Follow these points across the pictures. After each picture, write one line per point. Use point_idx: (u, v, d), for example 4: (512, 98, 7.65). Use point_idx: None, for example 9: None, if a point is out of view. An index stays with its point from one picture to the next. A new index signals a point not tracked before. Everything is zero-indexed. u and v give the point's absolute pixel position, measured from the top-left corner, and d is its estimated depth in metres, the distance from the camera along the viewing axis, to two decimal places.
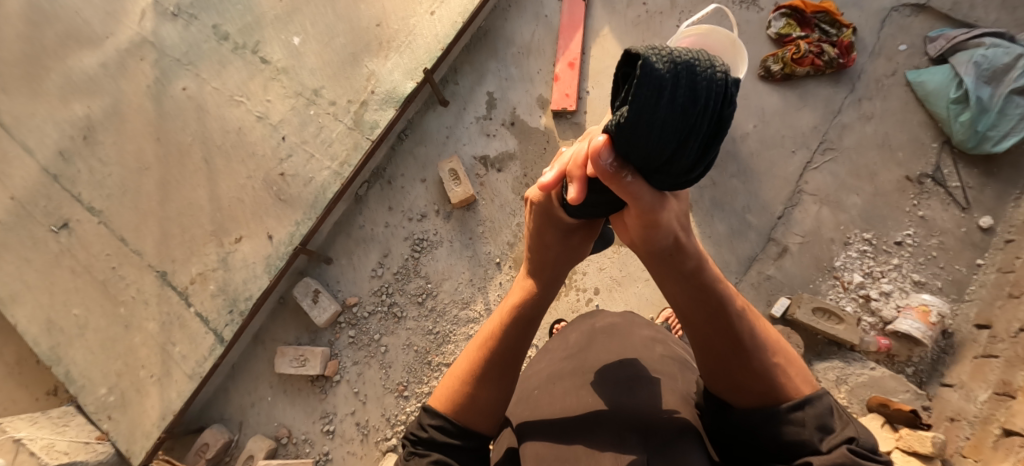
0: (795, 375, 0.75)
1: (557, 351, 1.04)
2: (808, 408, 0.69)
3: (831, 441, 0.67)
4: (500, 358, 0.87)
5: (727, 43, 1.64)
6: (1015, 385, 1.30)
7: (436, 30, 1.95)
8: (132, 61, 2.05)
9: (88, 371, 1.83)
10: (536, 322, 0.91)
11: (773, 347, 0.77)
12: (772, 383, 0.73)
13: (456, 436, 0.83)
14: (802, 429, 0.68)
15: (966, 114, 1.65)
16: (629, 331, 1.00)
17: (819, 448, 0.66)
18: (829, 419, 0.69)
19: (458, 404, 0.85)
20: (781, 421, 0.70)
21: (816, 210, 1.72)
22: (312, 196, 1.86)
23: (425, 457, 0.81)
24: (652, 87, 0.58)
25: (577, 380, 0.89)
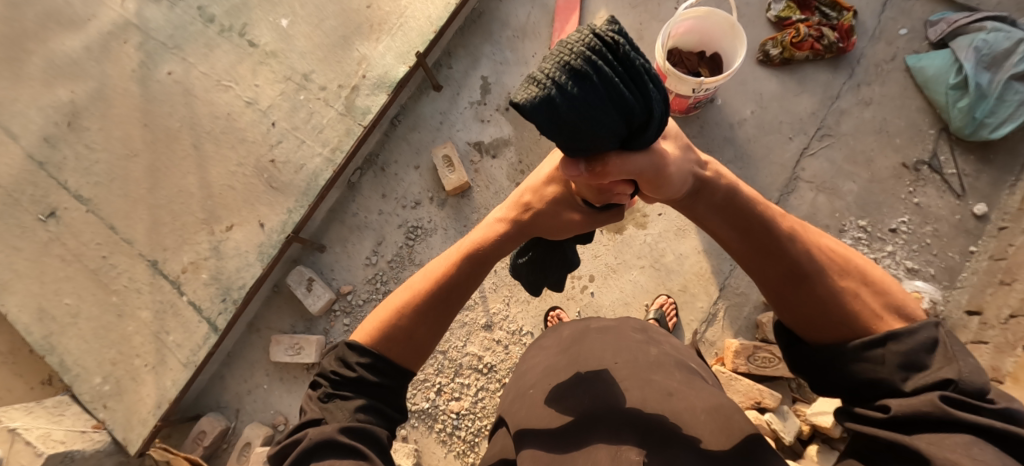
0: (874, 300, 0.75)
1: (550, 346, 1.06)
2: (892, 344, 0.69)
3: (920, 380, 0.66)
4: (441, 297, 0.92)
5: (726, 25, 1.61)
6: (1004, 371, 1.32)
7: (429, 12, 1.90)
8: (116, 43, 2.00)
9: (82, 360, 1.82)
10: (486, 264, 0.95)
11: (847, 274, 0.78)
12: (844, 313, 0.75)
13: (377, 374, 0.86)
14: (882, 367, 0.69)
15: (964, 100, 1.64)
16: (623, 333, 1.01)
17: (903, 388, 0.67)
18: (922, 355, 0.68)
19: (389, 339, 0.88)
20: (853, 359, 0.71)
21: (812, 197, 1.71)
22: (304, 183, 1.83)
23: (348, 401, 0.82)
24: (549, 106, 0.67)
25: (571, 377, 0.90)
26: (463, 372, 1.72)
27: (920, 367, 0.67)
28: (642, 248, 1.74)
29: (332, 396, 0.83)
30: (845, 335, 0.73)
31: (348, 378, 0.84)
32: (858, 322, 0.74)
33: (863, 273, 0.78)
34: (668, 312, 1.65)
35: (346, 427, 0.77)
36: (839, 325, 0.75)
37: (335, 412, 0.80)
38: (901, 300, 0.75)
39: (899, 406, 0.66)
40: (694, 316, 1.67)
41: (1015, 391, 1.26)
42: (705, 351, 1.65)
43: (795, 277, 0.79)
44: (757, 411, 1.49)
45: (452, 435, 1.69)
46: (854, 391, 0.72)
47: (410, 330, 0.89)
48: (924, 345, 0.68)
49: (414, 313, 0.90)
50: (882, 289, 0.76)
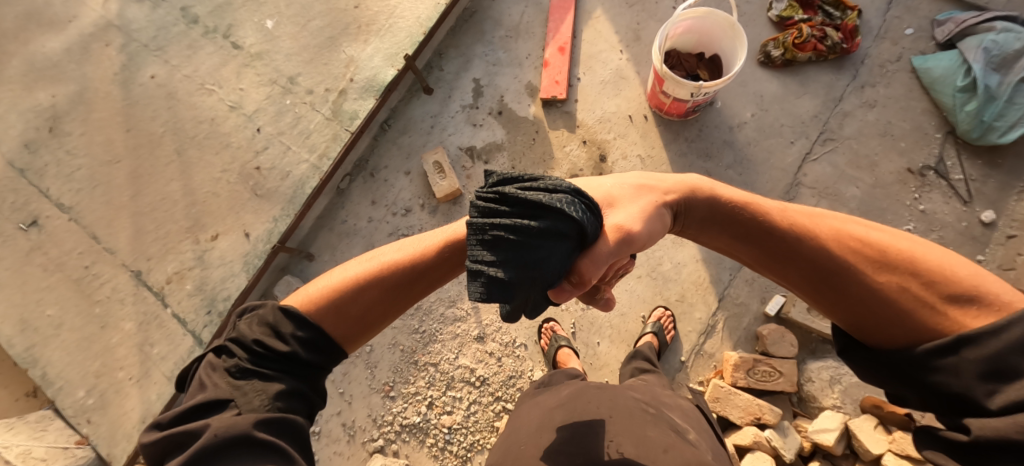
0: (924, 293, 0.68)
1: (548, 401, 1.10)
2: (967, 350, 0.63)
3: (1012, 394, 0.60)
4: (395, 289, 0.92)
5: (726, 25, 1.54)
6: None
7: (419, 12, 1.84)
8: (97, 45, 1.95)
9: (64, 373, 1.76)
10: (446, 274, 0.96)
11: (886, 265, 0.72)
12: (886, 309, 0.70)
13: (310, 350, 0.85)
14: (960, 378, 0.63)
15: (973, 103, 1.58)
16: (616, 391, 1.06)
17: (987, 405, 0.61)
18: (1013, 358, 0.61)
19: (339, 318, 0.88)
20: (925, 369, 0.66)
21: (815, 203, 1.65)
22: (290, 190, 1.78)
23: (268, 383, 0.80)
24: (500, 284, 0.76)
25: (564, 433, 0.94)
26: (455, 385, 1.67)
27: (1009, 376, 0.61)
28: (638, 257, 1.69)
29: (249, 372, 0.81)
30: (906, 339, 0.68)
31: (275, 353, 0.83)
32: (914, 320, 0.68)
33: (910, 261, 0.71)
34: (666, 325, 1.59)
35: (264, 422, 0.76)
36: (890, 325, 0.70)
37: (250, 395, 0.79)
38: (970, 286, 0.67)
39: (981, 432, 0.61)
40: (692, 328, 1.62)
41: None
42: (703, 364, 1.60)
43: (819, 281, 0.76)
44: (757, 428, 1.45)
45: (444, 450, 1.65)
46: (939, 402, 0.66)
47: (365, 315, 0.90)
48: (1014, 348, 0.61)
49: (369, 295, 0.90)
50: (938, 275, 0.68)
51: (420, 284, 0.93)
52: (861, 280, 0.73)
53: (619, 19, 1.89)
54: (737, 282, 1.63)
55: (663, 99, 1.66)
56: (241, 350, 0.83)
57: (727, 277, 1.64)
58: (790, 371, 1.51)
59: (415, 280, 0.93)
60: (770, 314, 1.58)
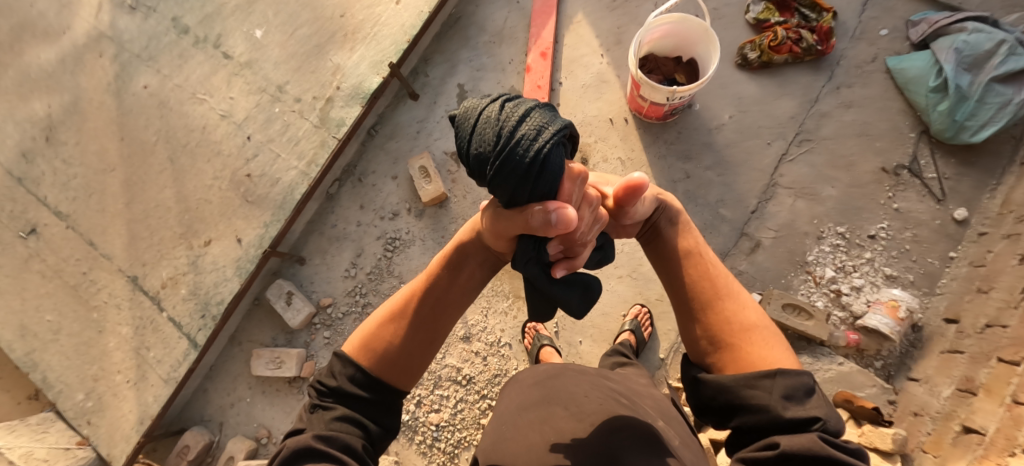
0: (756, 340, 0.85)
1: (524, 380, 1.17)
2: (778, 379, 0.77)
3: (797, 414, 0.74)
4: (413, 318, 0.99)
5: (701, 30, 1.57)
6: (978, 382, 1.31)
7: (402, 19, 1.87)
8: (90, 56, 1.99)
9: (65, 376, 1.82)
10: (449, 292, 1.01)
11: (739, 314, 0.88)
12: (730, 342, 0.85)
13: (362, 388, 0.93)
14: (769, 396, 0.76)
15: (945, 103, 1.60)
16: (593, 376, 1.13)
17: (783, 415, 0.74)
18: (801, 393, 0.76)
19: (370, 352, 0.96)
20: (746, 388, 0.79)
21: (792, 203, 1.68)
22: (280, 196, 1.82)
23: (331, 410, 0.90)
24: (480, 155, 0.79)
25: (542, 411, 1.01)
26: (442, 384, 1.72)
27: (799, 401, 0.75)
28: (620, 258, 1.73)
29: (315, 406, 0.92)
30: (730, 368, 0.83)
31: (332, 391, 0.93)
32: (744, 355, 0.83)
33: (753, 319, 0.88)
34: (643, 322, 1.64)
35: (320, 436, 0.84)
36: (728, 355, 0.84)
37: (316, 422, 0.89)
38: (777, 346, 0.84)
39: (789, 443, 0.71)
40: (671, 326, 1.66)
41: (988, 403, 1.25)
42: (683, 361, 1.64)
43: (691, 313, 0.91)
44: None
45: (432, 446, 1.70)
46: (741, 416, 0.79)
47: (390, 346, 0.96)
48: (801, 386, 0.76)
49: (393, 329, 0.98)
50: (763, 341, 0.84)
51: (433, 308, 1.00)
52: (716, 318, 0.88)
53: (600, 23, 1.92)
54: None
55: (642, 103, 1.69)
56: (309, 395, 0.94)
57: None
58: None
59: (431, 306, 0.99)
60: None
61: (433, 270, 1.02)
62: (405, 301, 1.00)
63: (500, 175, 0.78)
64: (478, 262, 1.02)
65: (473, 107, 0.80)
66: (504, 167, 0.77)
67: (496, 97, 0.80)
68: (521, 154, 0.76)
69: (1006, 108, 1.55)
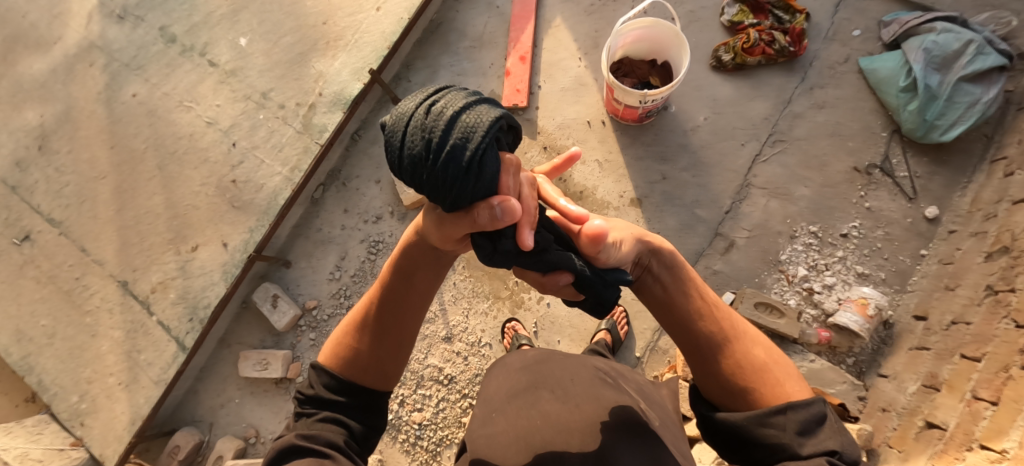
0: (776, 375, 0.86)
1: (512, 364, 1.19)
2: (790, 413, 0.79)
3: (812, 447, 0.76)
4: (375, 325, 1.00)
5: (673, 34, 1.60)
6: (941, 378, 1.33)
7: (383, 26, 1.90)
8: (81, 65, 2.04)
9: (59, 379, 1.87)
10: (405, 295, 1.00)
11: (752, 352, 0.88)
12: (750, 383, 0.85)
13: (338, 392, 0.97)
14: (784, 432, 0.79)
15: (914, 103, 1.62)
16: (579, 360, 1.16)
17: (799, 451, 0.76)
18: (813, 424, 0.79)
19: (343, 361, 1.00)
20: (761, 424, 0.81)
21: (765, 203, 1.70)
22: (264, 202, 1.86)
23: (312, 414, 0.95)
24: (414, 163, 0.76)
25: (531, 397, 1.04)
26: (425, 383, 1.76)
27: (811, 433, 0.78)
28: None
29: (299, 413, 0.98)
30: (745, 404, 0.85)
31: (312, 399, 0.98)
32: (764, 392, 0.84)
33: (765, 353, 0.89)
34: (619, 321, 1.68)
35: (304, 435, 0.89)
36: (747, 395, 0.85)
37: (299, 425, 0.94)
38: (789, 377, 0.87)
39: None
40: (647, 325, 1.70)
41: (950, 398, 1.28)
42: (658, 359, 1.67)
43: (705, 360, 0.90)
44: None
45: (415, 445, 1.73)
46: (760, 456, 0.81)
47: (359, 356, 0.99)
48: (814, 417, 0.79)
49: (358, 337, 1.01)
50: (776, 379, 0.85)
51: (395, 315, 1.01)
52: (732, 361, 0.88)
53: (578, 27, 1.95)
54: None
55: (617, 106, 1.71)
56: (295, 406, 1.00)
57: None
58: None
59: (390, 313, 1.00)
60: None
61: (384, 276, 1.02)
62: (365, 310, 1.02)
63: (432, 183, 0.77)
64: (428, 262, 1.00)
65: (399, 117, 0.77)
66: (440, 175, 0.75)
67: (416, 102, 0.77)
68: (455, 159, 0.74)
69: (974, 107, 1.58)
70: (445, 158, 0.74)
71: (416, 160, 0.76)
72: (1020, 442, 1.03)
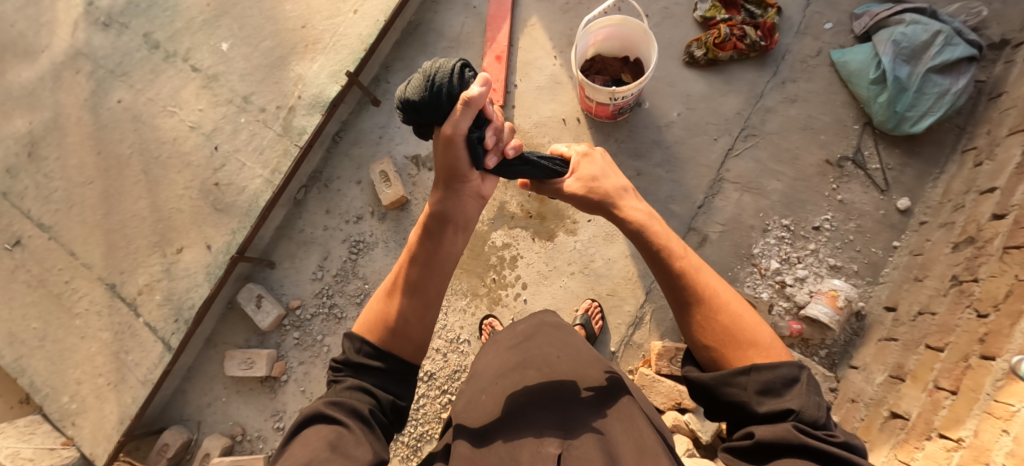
0: (750, 344, 0.83)
1: (504, 339, 1.21)
2: (753, 374, 0.78)
3: (772, 406, 0.76)
4: (407, 289, 1.01)
5: (641, 31, 1.62)
6: (907, 368, 1.35)
7: (360, 29, 1.93)
8: (68, 73, 2.08)
9: (50, 380, 1.92)
10: (434, 257, 1.03)
11: (728, 318, 0.86)
12: (723, 343, 0.84)
13: (374, 358, 0.96)
14: (745, 392, 0.78)
15: (884, 95, 1.63)
16: (570, 335, 1.18)
17: (757, 410, 0.76)
18: (778, 385, 0.77)
19: (378, 329, 0.98)
20: (727, 383, 0.80)
21: (737, 197, 1.72)
22: (246, 204, 1.90)
23: (342, 382, 0.93)
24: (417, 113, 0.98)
25: (518, 374, 1.06)
26: None
27: (774, 393, 0.77)
28: (572, 255, 1.79)
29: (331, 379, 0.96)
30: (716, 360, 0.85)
31: (344, 365, 0.96)
32: (736, 352, 0.83)
33: (734, 328, 0.85)
34: (594, 316, 1.70)
35: (332, 402, 0.88)
36: (720, 353, 0.84)
37: (331, 390, 0.92)
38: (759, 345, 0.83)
39: (763, 433, 0.74)
40: (621, 320, 1.72)
41: (913, 388, 1.29)
42: (633, 354, 1.70)
43: (685, 311, 0.90)
44: (677, 412, 1.57)
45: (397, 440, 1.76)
46: (729, 413, 0.81)
47: (390, 318, 0.99)
48: (780, 380, 0.77)
49: (392, 304, 1.00)
50: (750, 344, 0.83)
51: (424, 278, 1.02)
52: (689, 318, 0.89)
53: (554, 26, 1.97)
54: None
55: (589, 103, 1.73)
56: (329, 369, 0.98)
57: None
58: None
59: (420, 272, 1.02)
60: None
61: (413, 242, 1.05)
62: (396, 276, 1.03)
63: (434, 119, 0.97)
64: (454, 223, 1.04)
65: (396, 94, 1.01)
66: (425, 108, 0.96)
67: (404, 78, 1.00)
68: (440, 95, 0.94)
69: (943, 97, 1.58)
70: (433, 100, 0.95)
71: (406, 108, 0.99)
72: (975, 430, 1.05)
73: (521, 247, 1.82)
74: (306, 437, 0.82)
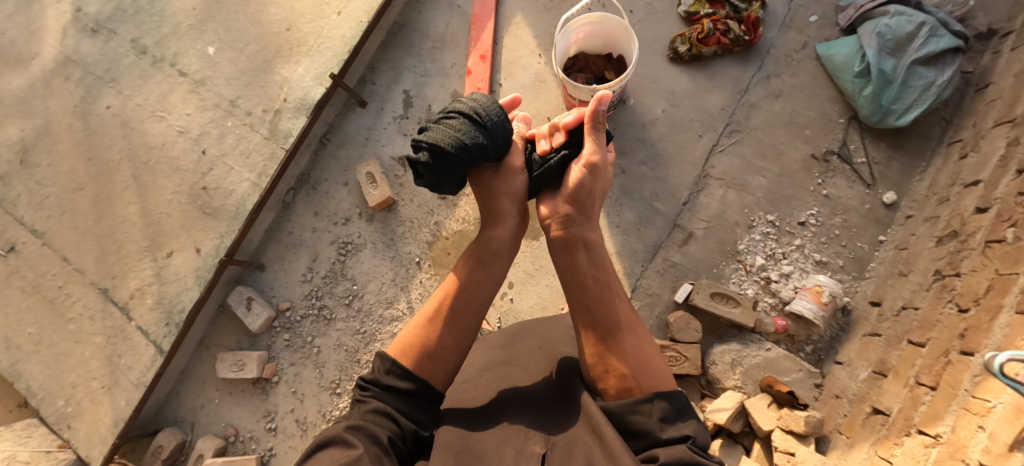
0: (657, 376, 0.89)
1: (492, 338, 1.21)
2: (655, 402, 0.82)
3: (672, 432, 0.80)
4: (452, 313, 0.99)
5: (622, 29, 1.62)
6: (889, 364, 1.34)
7: (343, 30, 1.93)
8: (57, 80, 2.08)
9: (46, 384, 1.95)
10: (478, 283, 1.02)
11: (639, 345, 0.93)
12: (635, 369, 0.89)
13: (405, 380, 0.93)
14: (649, 419, 0.81)
15: (869, 88, 1.62)
16: (554, 326, 1.17)
17: (660, 436, 0.80)
18: (676, 413, 0.83)
19: (414, 354, 0.95)
20: (632, 411, 0.82)
21: (722, 194, 1.71)
22: (234, 208, 1.92)
23: (366, 403, 0.91)
24: (481, 149, 1.05)
25: (502, 369, 1.05)
26: None
27: (673, 421, 0.82)
28: None
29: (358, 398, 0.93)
30: (624, 388, 0.87)
31: (371, 384, 0.94)
32: (645, 378, 0.88)
33: (643, 359, 0.91)
34: None
35: (352, 426, 0.84)
36: (626, 382, 0.88)
37: (354, 412, 0.90)
38: (659, 376, 0.89)
39: (665, 456, 0.76)
40: None
41: (895, 384, 1.28)
42: None
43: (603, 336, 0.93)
44: None
45: None
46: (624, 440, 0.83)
47: (427, 344, 0.96)
48: (675, 409, 0.83)
49: (435, 329, 0.98)
50: (655, 372, 0.89)
51: (470, 305, 1.01)
52: (604, 344, 0.92)
53: (538, 24, 1.98)
54: (648, 273, 1.70)
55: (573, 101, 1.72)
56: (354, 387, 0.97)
57: (639, 268, 1.71)
58: (694, 355, 1.57)
59: (466, 300, 1.01)
60: (677, 301, 1.65)
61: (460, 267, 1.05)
62: (440, 300, 1.01)
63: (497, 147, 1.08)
64: (498, 255, 1.06)
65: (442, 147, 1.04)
66: (493, 141, 1.07)
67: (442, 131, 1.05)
68: (499, 126, 1.07)
69: (928, 90, 1.57)
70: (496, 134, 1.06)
71: (459, 149, 1.03)
72: (953, 426, 1.04)
73: None
74: (320, 462, 0.77)
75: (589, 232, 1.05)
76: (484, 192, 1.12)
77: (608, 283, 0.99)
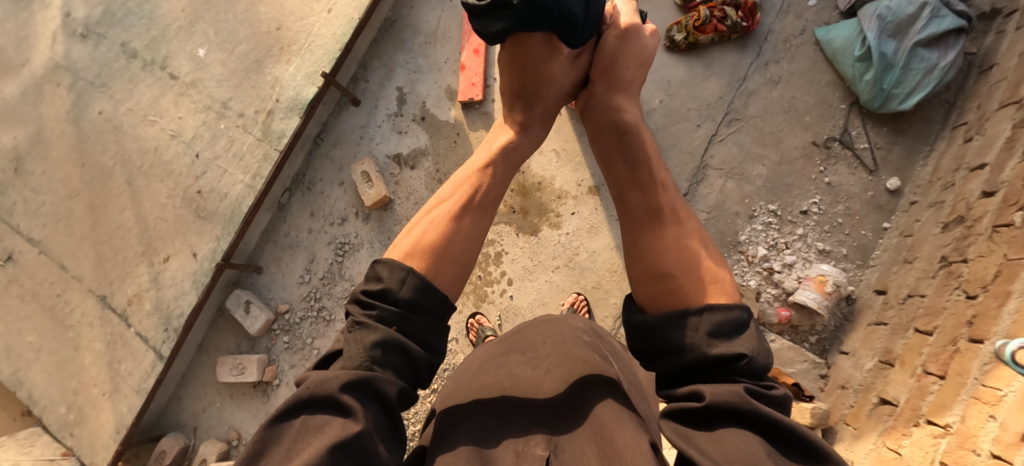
0: (714, 287, 0.79)
1: (494, 339, 1.17)
2: (706, 315, 0.72)
3: (721, 349, 0.69)
4: (477, 200, 0.96)
5: None
6: (895, 353, 1.32)
7: (334, 28, 1.90)
8: (49, 87, 2.06)
9: (48, 392, 1.96)
10: (491, 180, 0.99)
11: (685, 239, 0.87)
12: (688, 262, 0.83)
13: (415, 291, 0.82)
14: (695, 334, 0.71)
15: (870, 72, 1.58)
16: (558, 323, 1.12)
17: (707, 353, 0.69)
18: (729, 329, 0.71)
19: (429, 255, 0.87)
20: (676, 324, 0.74)
21: (721, 184, 1.69)
22: (228, 210, 1.90)
23: (374, 332, 0.77)
24: (548, 20, 0.96)
25: (501, 360, 1.01)
26: None
27: (727, 337, 0.70)
28: (556, 249, 1.77)
29: (360, 323, 0.79)
30: (668, 305, 0.78)
31: (379, 301, 0.80)
32: (690, 279, 0.80)
33: (690, 259, 0.83)
34: (580, 309, 1.67)
35: (352, 383, 0.72)
36: (665, 296, 0.79)
37: (354, 347, 0.77)
38: (712, 272, 0.82)
39: (713, 395, 0.66)
40: (608, 312, 1.70)
41: (901, 374, 1.26)
42: None
43: (651, 215, 0.91)
44: None
45: None
46: (665, 355, 0.74)
47: (435, 242, 0.89)
48: (731, 322, 0.71)
49: (459, 230, 0.92)
50: (704, 276, 0.80)
51: (492, 195, 0.99)
52: (644, 238, 0.89)
53: None
54: None
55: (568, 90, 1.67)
56: (354, 291, 0.85)
57: None
58: None
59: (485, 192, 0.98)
60: None
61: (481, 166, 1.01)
62: (464, 191, 0.97)
63: (567, 25, 0.98)
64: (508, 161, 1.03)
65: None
66: (570, 15, 0.96)
67: None
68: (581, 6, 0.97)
69: (931, 73, 1.53)
70: (574, 11, 0.96)
71: (578, 12, 0.97)
72: (962, 416, 1.02)
73: (506, 243, 1.80)
74: (310, 431, 0.70)
75: (623, 115, 1.03)
76: (524, 74, 1.05)
77: (647, 167, 0.96)
